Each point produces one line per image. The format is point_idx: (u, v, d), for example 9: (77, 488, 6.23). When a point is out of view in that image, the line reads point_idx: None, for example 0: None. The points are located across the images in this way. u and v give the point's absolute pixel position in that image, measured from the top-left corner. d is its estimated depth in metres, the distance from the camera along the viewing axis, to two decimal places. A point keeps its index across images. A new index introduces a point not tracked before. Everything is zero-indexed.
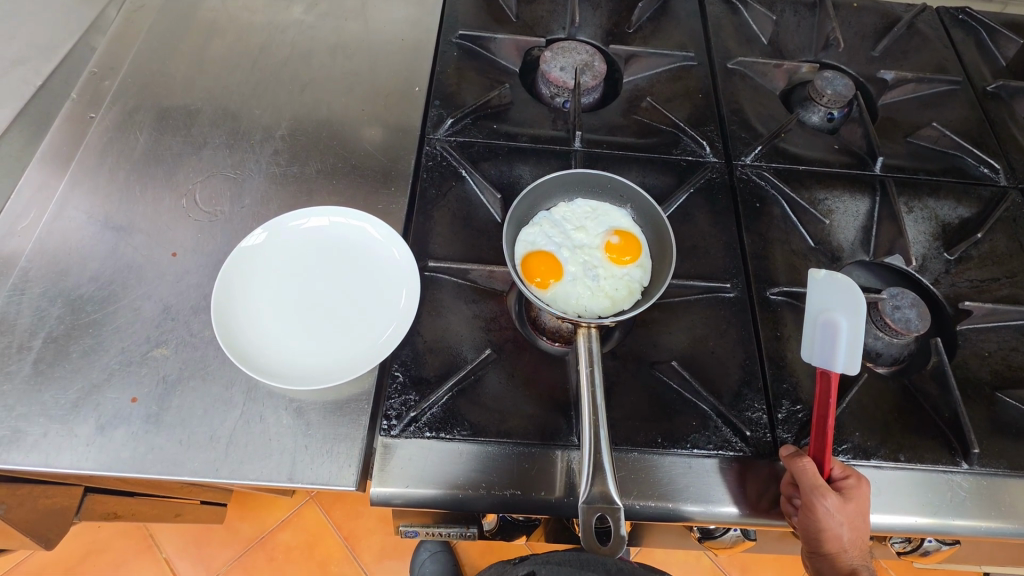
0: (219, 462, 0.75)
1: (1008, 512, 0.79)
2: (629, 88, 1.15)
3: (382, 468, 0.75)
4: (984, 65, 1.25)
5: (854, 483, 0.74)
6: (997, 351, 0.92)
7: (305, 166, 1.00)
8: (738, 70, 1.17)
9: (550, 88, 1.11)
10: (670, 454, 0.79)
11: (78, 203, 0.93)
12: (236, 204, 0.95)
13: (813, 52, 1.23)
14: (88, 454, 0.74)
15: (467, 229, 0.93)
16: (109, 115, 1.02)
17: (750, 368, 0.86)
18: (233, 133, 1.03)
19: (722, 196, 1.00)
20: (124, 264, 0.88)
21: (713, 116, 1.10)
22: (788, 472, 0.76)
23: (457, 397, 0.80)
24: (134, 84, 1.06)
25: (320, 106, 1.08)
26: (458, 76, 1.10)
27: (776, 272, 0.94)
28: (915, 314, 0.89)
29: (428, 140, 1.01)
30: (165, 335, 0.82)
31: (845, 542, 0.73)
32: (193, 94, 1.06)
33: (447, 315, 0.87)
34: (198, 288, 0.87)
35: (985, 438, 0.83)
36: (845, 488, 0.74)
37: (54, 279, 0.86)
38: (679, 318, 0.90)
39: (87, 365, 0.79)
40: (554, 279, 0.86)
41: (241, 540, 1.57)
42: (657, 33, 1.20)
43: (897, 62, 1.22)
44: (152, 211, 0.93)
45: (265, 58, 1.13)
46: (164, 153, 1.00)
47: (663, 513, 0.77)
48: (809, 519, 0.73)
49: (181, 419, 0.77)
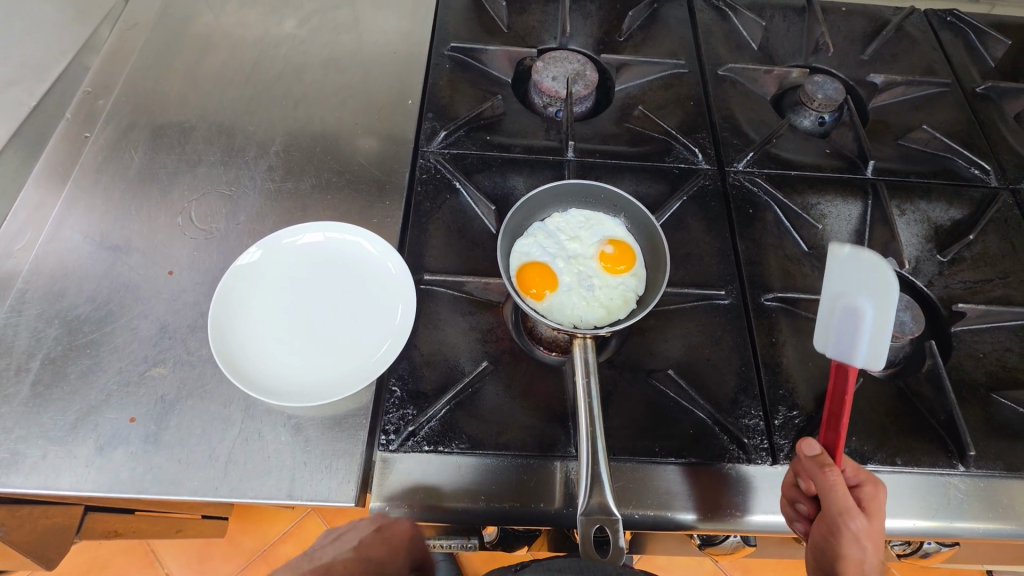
0: (219, 480, 0.75)
1: (1005, 513, 0.80)
2: (621, 96, 1.16)
3: (381, 483, 0.75)
4: (973, 66, 1.25)
5: (870, 491, 0.74)
6: (991, 352, 0.92)
7: (299, 181, 1.01)
8: (728, 76, 1.18)
9: (542, 97, 1.11)
10: (667, 463, 0.80)
11: (74, 223, 0.94)
12: (231, 220, 0.96)
13: (803, 57, 1.24)
14: (88, 475, 0.74)
15: (461, 241, 0.94)
16: (104, 134, 1.03)
17: (746, 374, 0.86)
18: (227, 149, 1.03)
19: (714, 202, 1.01)
20: (120, 283, 0.88)
21: (705, 123, 1.10)
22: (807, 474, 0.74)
23: (455, 410, 0.81)
24: (128, 102, 1.07)
25: (314, 120, 1.08)
26: (450, 88, 1.11)
27: (770, 278, 0.94)
28: (909, 317, 0.89)
29: (422, 152, 1.02)
30: (162, 354, 0.83)
31: (859, 548, 0.71)
32: (188, 111, 1.07)
33: (443, 328, 0.87)
34: (195, 306, 0.87)
35: (981, 440, 0.84)
36: (861, 490, 0.74)
37: (51, 300, 0.86)
38: (674, 326, 0.90)
39: (86, 386, 0.80)
40: (549, 290, 0.86)
41: (243, 554, 1.57)
42: (648, 41, 1.21)
43: (887, 65, 1.23)
44: (148, 229, 0.94)
45: (258, 73, 1.13)
46: (159, 170, 1.00)
47: (662, 522, 0.78)
48: (824, 517, 0.72)
49: (180, 438, 0.77)
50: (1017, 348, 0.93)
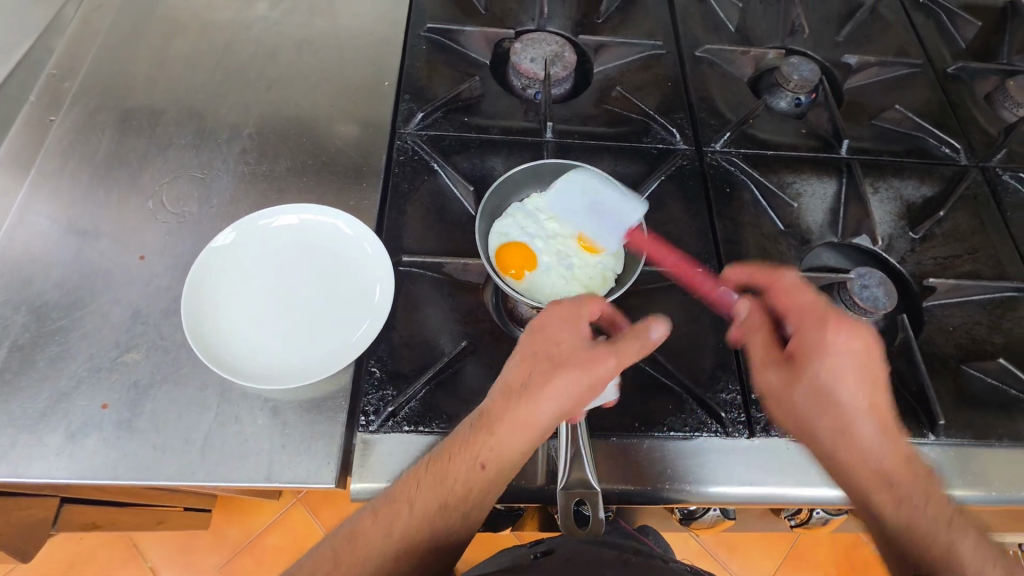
0: (196, 465, 0.74)
1: (973, 480, 0.82)
2: (599, 78, 1.16)
3: (362, 464, 0.75)
4: (945, 48, 1.27)
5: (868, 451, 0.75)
6: (961, 326, 0.95)
7: (274, 165, 0.99)
8: (706, 57, 1.18)
9: (520, 79, 1.11)
10: (646, 438, 0.81)
11: (40, 208, 0.91)
12: (204, 204, 0.94)
13: (780, 39, 1.25)
14: (60, 463, 0.73)
15: (440, 222, 0.93)
16: (69, 117, 1.00)
17: (723, 350, 0.87)
18: (198, 133, 1.01)
19: (693, 182, 1.01)
20: (90, 269, 0.86)
21: (682, 104, 1.11)
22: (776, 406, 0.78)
23: (435, 390, 0.80)
24: (94, 85, 1.04)
25: (289, 103, 1.06)
26: (427, 69, 1.10)
27: (747, 256, 0.95)
28: (883, 292, 0.90)
29: (399, 134, 1.01)
30: (134, 340, 0.81)
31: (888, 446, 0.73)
32: (156, 94, 1.04)
33: (422, 310, 0.86)
34: (167, 291, 0.85)
35: (951, 411, 0.86)
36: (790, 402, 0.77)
37: (17, 287, 0.84)
38: (654, 304, 0.91)
39: (56, 373, 0.78)
40: (528, 270, 0.87)
41: (228, 546, 1.56)
42: (626, 21, 1.21)
43: (861, 47, 1.24)
44: (118, 214, 0.91)
45: (230, 55, 1.11)
46: (129, 154, 0.98)
47: (637, 495, 0.79)
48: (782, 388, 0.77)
49: (155, 424, 0.76)
50: (986, 322, 0.95)
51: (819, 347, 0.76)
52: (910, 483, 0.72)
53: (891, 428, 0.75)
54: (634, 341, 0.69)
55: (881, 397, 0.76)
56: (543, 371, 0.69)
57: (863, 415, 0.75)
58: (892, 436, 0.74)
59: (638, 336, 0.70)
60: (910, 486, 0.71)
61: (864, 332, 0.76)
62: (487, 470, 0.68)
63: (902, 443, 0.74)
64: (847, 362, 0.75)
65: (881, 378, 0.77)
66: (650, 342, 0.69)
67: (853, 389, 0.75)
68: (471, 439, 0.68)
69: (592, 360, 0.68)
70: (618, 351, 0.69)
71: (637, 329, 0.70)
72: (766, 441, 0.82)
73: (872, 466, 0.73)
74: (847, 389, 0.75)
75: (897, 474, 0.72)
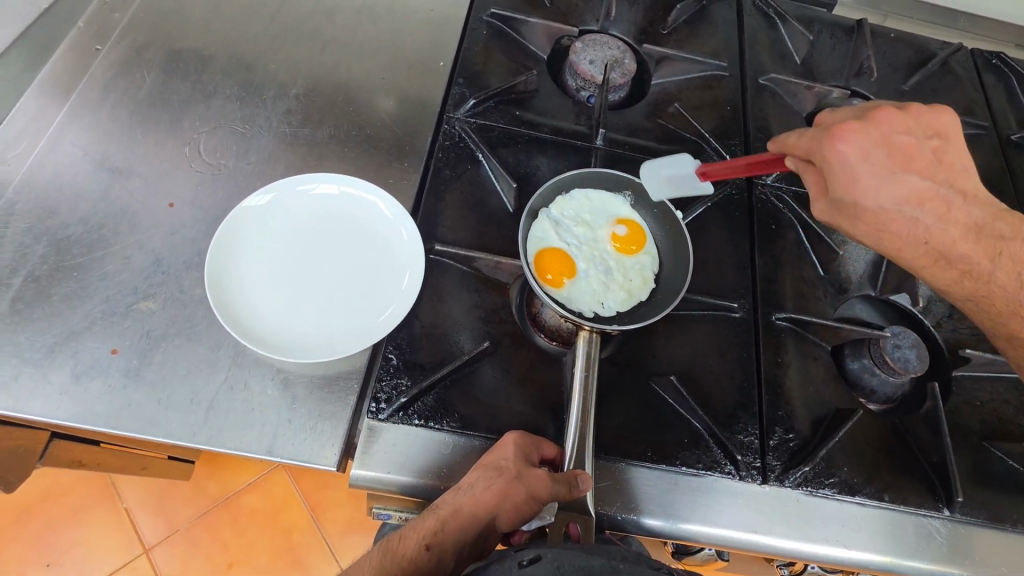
0: (198, 427, 0.72)
1: (979, 563, 0.80)
2: (656, 91, 1.12)
3: (364, 451, 0.73)
4: (1012, 113, 1.24)
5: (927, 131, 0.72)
6: (989, 402, 0.91)
7: (317, 130, 0.96)
8: (769, 86, 1.15)
9: (576, 80, 1.07)
10: (657, 469, 0.79)
11: (74, 138, 0.89)
12: (241, 159, 0.92)
13: (845, 78, 1.21)
14: (61, 403, 0.71)
15: (476, 214, 0.91)
16: (116, 50, 0.97)
17: (747, 391, 0.85)
18: (245, 85, 0.98)
19: (738, 212, 0.99)
20: (118, 208, 0.84)
21: (738, 130, 1.08)
22: (813, 167, 0.72)
23: (450, 387, 0.78)
24: (146, 20, 1.01)
25: (340, 68, 1.03)
26: (484, 55, 1.06)
27: (783, 297, 0.93)
28: (914, 354, 0.85)
29: (447, 118, 0.98)
30: (153, 288, 0.79)
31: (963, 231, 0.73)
32: (207, 38, 1.01)
33: (448, 302, 0.84)
34: (192, 244, 0.83)
35: (967, 488, 0.83)
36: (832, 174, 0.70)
37: (42, 215, 0.82)
38: (683, 332, 0.88)
39: (69, 311, 0.76)
40: (567, 278, 0.84)
41: (204, 499, 1.55)
42: (692, 37, 1.17)
43: (926, 99, 1.21)
44: (153, 156, 0.89)
45: (287, 10, 1.08)
46: (172, 96, 0.95)
47: (636, 525, 0.77)
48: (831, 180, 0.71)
49: (161, 377, 0.74)
50: (1015, 402, 0.92)
51: (856, 183, 0.69)
52: (963, 243, 0.73)
53: (955, 190, 0.72)
54: (558, 484, 0.67)
55: (924, 156, 0.71)
56: (481, 479, 0.69)
57: (894, 184, 0.69)
58: (959, 205, 0.72)
59: (562, 483, 0.67)
60: (966, 248, 0.73)
61: (887, 120, 0.70)
62: (430, 553, 0.68)
63: (967, 206, 0.73)
64: (860, 161, 0.68)
65: (923, 147, 0.71)
66: (568, 489, 0.66)
67: (883, 184, 0.69)
68: (426, 519, 0.70)
69: (520, 484, 0.68)
70: (553, 483, 0.67)
71: (569, 475, 0.67)
72: (777, 490, 0.80)
73: (926, 245, 0.73)
74: (871, 154, 0.68)
75: (953, 247, 0.73)
